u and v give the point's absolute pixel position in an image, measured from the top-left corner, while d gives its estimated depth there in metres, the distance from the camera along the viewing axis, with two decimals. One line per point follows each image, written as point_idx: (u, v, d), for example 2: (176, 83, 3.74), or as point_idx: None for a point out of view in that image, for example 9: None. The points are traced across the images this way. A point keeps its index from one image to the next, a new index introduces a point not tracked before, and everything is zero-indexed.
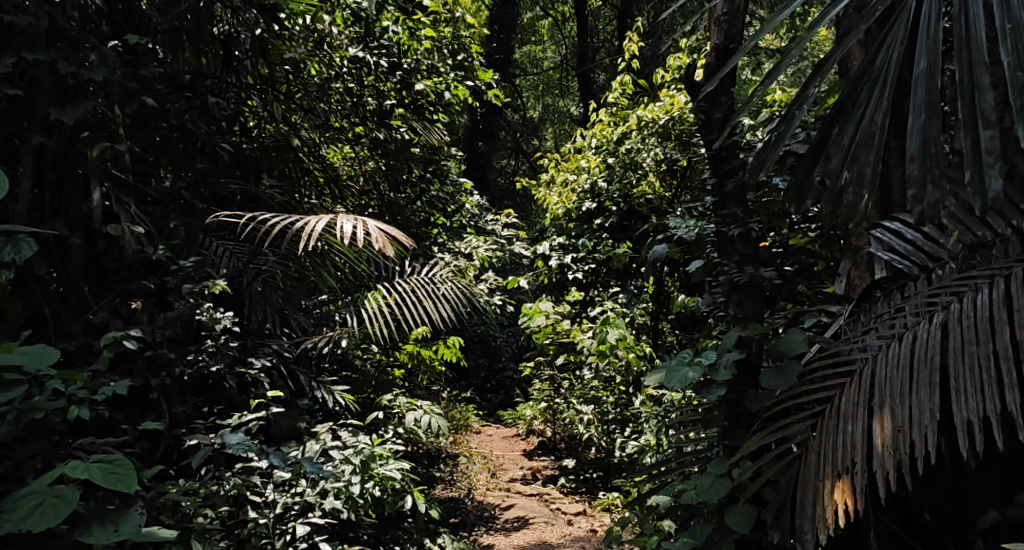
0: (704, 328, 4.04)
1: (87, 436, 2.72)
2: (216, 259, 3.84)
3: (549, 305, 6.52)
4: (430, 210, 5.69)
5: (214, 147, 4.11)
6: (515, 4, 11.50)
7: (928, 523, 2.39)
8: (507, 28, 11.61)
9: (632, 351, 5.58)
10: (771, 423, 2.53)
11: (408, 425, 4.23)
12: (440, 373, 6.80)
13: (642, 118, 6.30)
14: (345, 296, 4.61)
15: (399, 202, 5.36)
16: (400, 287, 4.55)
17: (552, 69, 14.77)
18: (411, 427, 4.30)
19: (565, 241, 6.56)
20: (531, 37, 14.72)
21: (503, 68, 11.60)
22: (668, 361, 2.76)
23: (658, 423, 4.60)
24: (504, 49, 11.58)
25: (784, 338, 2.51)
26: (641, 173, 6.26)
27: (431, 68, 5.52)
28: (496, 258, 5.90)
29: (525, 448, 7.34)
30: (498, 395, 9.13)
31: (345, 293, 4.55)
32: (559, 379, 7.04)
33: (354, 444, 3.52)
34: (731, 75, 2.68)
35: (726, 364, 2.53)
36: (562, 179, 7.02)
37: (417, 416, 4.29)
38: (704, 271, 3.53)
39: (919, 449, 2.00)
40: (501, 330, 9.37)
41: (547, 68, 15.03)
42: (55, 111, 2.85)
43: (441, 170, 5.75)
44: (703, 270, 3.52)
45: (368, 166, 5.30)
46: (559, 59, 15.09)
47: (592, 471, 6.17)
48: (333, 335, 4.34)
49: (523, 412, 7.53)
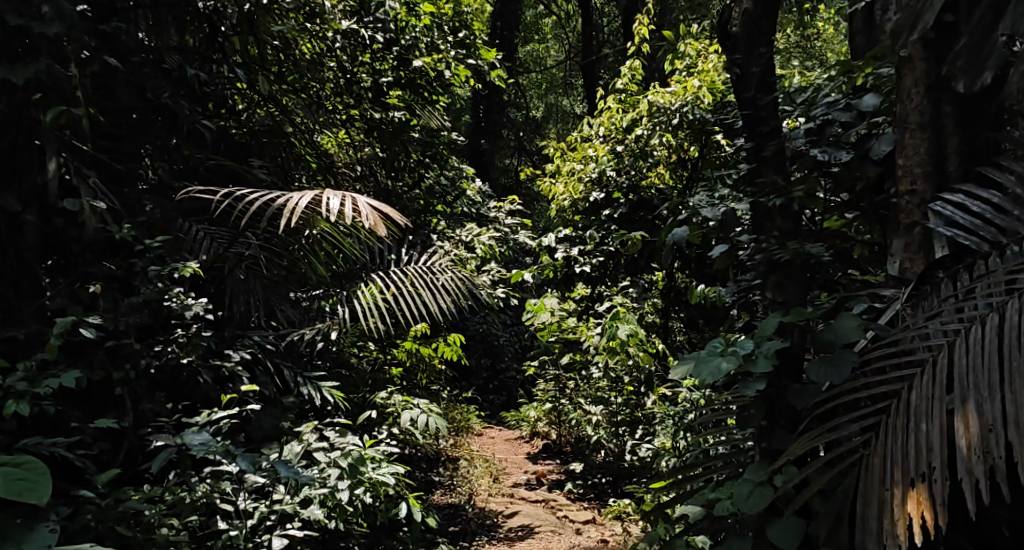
0: (728, 318, 3.71)
1: (33, 435, 2.39)
2: (195, 245, 3.54)
3: (554, 301, 6.21)
4: (428, 198, 5.32)
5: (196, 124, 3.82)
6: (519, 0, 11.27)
7: (1004, 541, 2.07)
8: (510, 24, 11.35)
9: (643, 349, 5.27)
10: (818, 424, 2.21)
11: (403, 426, 3.89)
12: (440, 372, 6.51)
13: (654, 104, 6.07)
14: (339, 289, 4.16)
15: (398, 190, 5.11)
16: (395, 278, 4.22)
17: (555, 67, 14.50)
18: (407, 428, 3.94)
19: (572, 232, 6.23)
20: (535, 35, 14.47)
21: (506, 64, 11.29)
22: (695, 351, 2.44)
23: (674, 424, 4.27)
24: (507, 45, 11.29)
25: (836, 324, 2.20)
26: (653, 160, 6.18)
27: (430, 45, 5.11)
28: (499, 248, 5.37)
29: (530, 451, 6.99)
30: (500, 397, 8.77)
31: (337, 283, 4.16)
32: (565, 379, 6.70)
33: (342, 445, 3.18)
34: (771, 25, 2.34)
35: (768, 355, 2.21)
36: (568, 169, 6.78)
37: (414, 416, 3.93)
38: (729, 256, 3.22)
39: (1016, 452, 1.68)
40: (504, 329, 9.08)
41: (551, 66, 14.76)
42: (1, 69, 2.51)
43: (442, 156, 5.38)
44: (728, 255, 3.20)
45: (365, 152, 5.04)
46: (563, 56, 14.79)
47: (600, 476, 5.77)
48: (322, 327, 4.00)
49: (527, 413, 7.19)
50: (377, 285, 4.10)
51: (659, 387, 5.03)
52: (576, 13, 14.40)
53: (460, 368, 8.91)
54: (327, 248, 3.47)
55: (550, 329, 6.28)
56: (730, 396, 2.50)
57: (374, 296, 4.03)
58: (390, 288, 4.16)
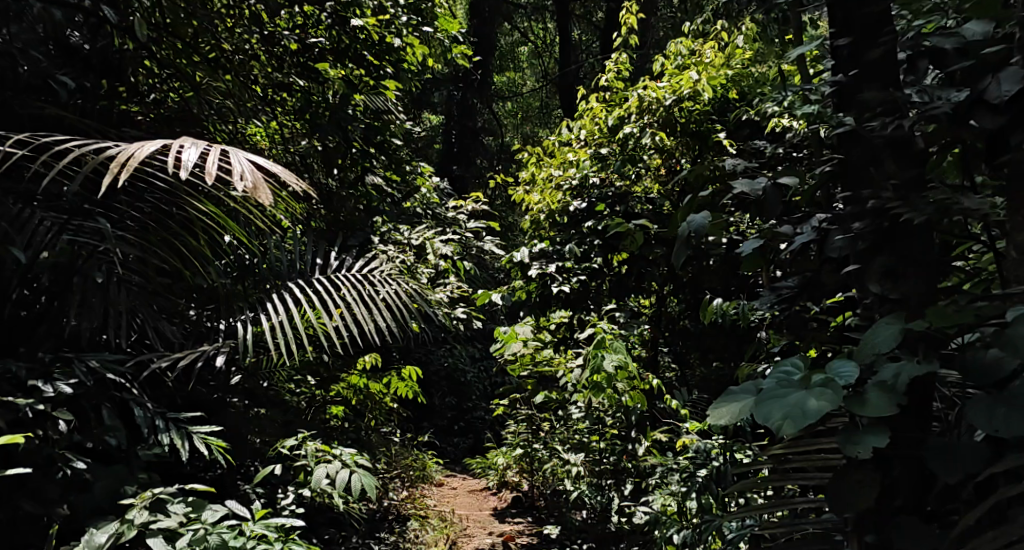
0: (757, 343, 2.78)
1: None
2: (30, 237, 2.61)
3: (528, 328, 5.17)
4: (374, 197, 4.35)
5: (42, 112, 3.06)
6: (495, 19, 10.52)
7: None
8: (484, 46, 10.57)
9: (631, 386, 4.36)
10: (950, 492, 1.55)
11: (314, 485, 2.94)
12: (392, 412, 5.54)
13: (642, 99, 5.33)
14: (237, 299, 3.23)
15: (335, 191, 4.15)
16: (325, 287, 3.32)
17: (531, 93, 13.77)
18: (320, 487, 2.99)
19: (548, 246, 5.48)
20: (510, 65, 13.80)
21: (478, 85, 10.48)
22: (736, 393, 1.47)
23: (679, 482, 3.33)
24: (481, 67, 10.51)
25: (1007, 338, 1.38)
26: (642, 165, 5.39)
27: (377, 7, 4.22)
28: (472, 264, 4.53)
29: (497, 505, 5.99)
30: (467, 439, 7.75)
31: (232, 295, 3.22)
32: (539, 420, 5.73)
33: (198, 524, 2.43)
34: None
35: (901, 387, 1.31)
36: (545, 175, 5.87)
37: (330, 472, 2.99)
38: (755, 255, 2.40)
39: None
40: (472, 364, 8.15)
41: (529, 94, 14.06)
42: None
43: (390, 144, 4.37)
44: (755, 253, 2.39)
45: (300, 144, 4.14)
46: (540, 84, 14.05)
47: (582, 541, 4.78)
48: (208, 350, 3.04)
49: (495, 461, 6.21)
50: (299, 295, 3.17)
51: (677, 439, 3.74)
52: (555, 38, 13.73)
53: (423, 408, 7.92)
54: (213, 233, 2.61)
55: (524, 361, 5.24)
56: (791, 442, 1.74)
57: (298, 302, 3.14)
58: (321, 296, 3.26)
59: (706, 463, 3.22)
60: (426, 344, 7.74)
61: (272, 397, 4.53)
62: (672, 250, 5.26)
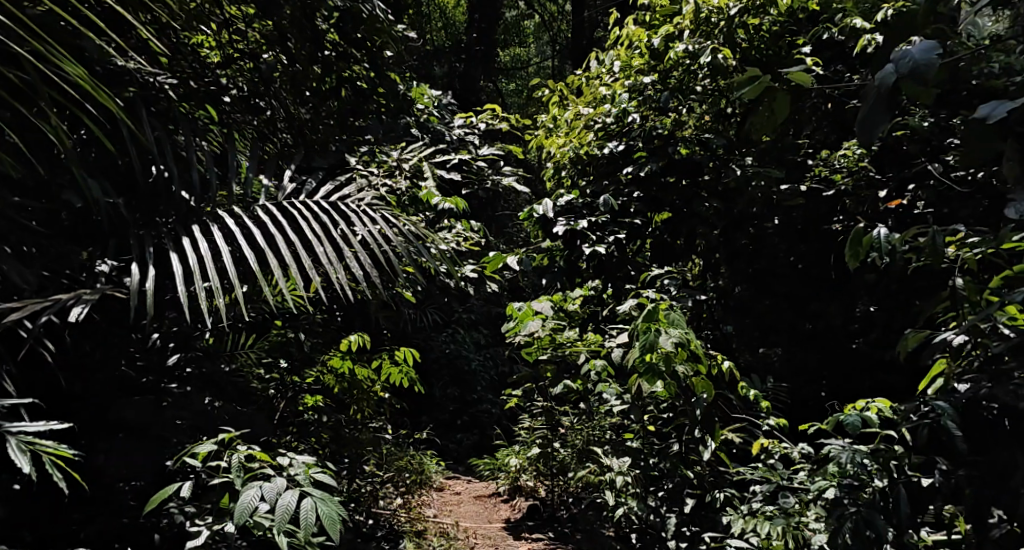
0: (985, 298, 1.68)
1: None
2: None
3: (547, 303, 3.95)
4: (355, 116, 3.27)
5: None
6: None
7: None
8: (490, 14, 9.54)
9: (693, 369, 3.29)
10: None
11: (235, 514, 1.96)
12: (381, 402, 4.47)
13: (699, 12, 4.28)
14: (129, 228, 2.27)
15: (304, 104, 3.07)
16: (280, 214, 2.38)
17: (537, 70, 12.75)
18: (244, 517, 2.00)
19: (575, 199, 4.34)
20: (515, 40, 12.81)
21: (485, 59, 9.49)
22: None
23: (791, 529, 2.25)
24: (487, 40, 9.53)
25: None
26: (695, 98, 4.35)
27: None
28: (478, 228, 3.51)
29: (509, 515, 4.92)
30: (470, 436, 6.66)
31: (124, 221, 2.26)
32: (562, 413, 4.65)
33: None
34: None
35: None
36: (568, 111, 4.78)
37: (260, 494, 2.01)
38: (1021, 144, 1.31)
39: None
40: (474, 351, 7.14)
41: (535, 73, 13.05)
42: None
43: (380, 48, 3.29)
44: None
45: (255, 36, 3.03)
46: (547, 62, 13.03)
47: None
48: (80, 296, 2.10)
49: (507, 462, 5.15)
50: (246, 233, 2.24)
51: (757, 441, 2.99)
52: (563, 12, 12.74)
53: (419, 399, 6.85)
54: (74, 108, 1.69)
55: (541, 346, 3.93)
56: None
57: (240, 234, 2.21)
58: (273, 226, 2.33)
59: (854, 482, 2.23)
60: (427, 328, 6.67)
61: (232, 384, 3.47)
62: (732, 204, 4.22)
